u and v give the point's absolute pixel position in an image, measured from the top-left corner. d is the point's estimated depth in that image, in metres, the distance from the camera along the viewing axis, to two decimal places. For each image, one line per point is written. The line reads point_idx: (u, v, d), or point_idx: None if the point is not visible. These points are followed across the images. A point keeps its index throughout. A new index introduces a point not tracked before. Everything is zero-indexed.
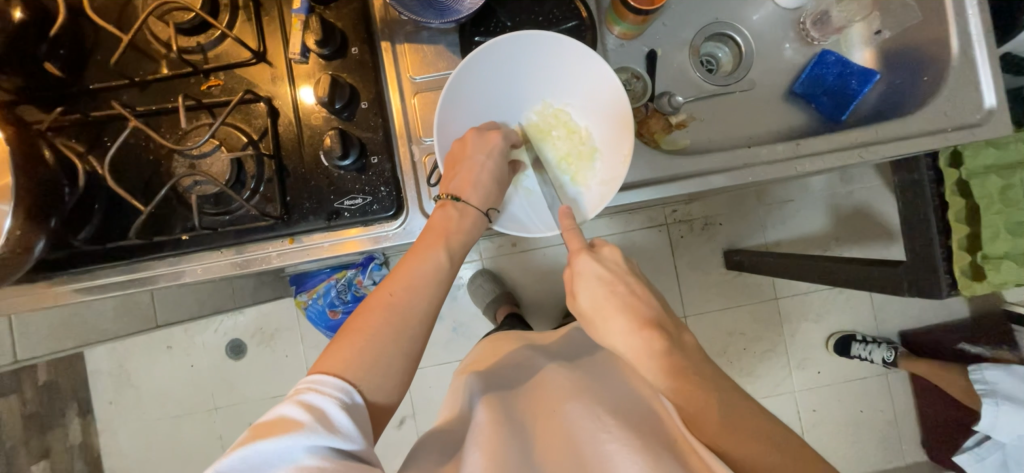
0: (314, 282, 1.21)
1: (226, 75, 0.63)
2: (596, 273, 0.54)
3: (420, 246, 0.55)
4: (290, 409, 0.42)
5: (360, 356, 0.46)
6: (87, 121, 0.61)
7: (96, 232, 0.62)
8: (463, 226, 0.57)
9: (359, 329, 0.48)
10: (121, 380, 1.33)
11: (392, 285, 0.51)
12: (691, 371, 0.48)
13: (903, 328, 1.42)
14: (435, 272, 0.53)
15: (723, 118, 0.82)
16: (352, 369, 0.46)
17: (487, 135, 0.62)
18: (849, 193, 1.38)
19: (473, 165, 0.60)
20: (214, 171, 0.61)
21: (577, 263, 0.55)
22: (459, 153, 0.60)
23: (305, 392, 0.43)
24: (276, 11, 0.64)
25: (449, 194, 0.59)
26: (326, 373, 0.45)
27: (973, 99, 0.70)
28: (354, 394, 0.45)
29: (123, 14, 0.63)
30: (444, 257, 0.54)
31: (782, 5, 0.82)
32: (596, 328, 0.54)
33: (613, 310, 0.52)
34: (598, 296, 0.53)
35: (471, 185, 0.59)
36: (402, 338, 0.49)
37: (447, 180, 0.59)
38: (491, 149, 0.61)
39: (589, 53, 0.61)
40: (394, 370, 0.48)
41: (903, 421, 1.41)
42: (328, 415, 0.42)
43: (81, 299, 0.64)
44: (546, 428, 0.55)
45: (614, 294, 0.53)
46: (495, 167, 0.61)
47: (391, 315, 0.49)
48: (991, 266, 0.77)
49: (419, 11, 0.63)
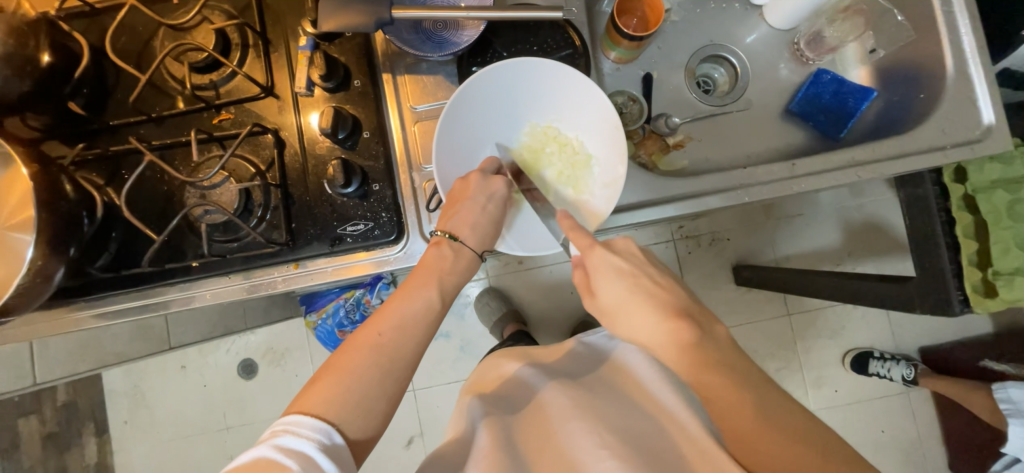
0: (324, 302, 1.23)
1: (236, 110, 0.66)
2: (614, 268, 0.55)
3: (410, 285, 0.56)
4: (264, 453, 0.42)
5: (345, 396, 0.47)
6: (107, 155, 0.64)
7: (111, 260, 0.65)
8: (456, 267, 0.59)
9: (344, 367, 0.49)
10: (136, 400, 1.36)
11: (381, 324, 0.52)
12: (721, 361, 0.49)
13: (922, 345, 1.37)
14: (424, 312, 0.54)
15: (721, 137, 0.83)
16: (335, 409, 0.47)
17: (489, 178, 0.63)
18: (859, 206, 1.36)
19: (473, 206, 0.61)
20: (223, 201, 0.63)
21: (591, 259, 0.56)
22: (460, 193, 0.62)
23: (280, 435, 0.44)
24: (283, 48, 0.67)
25: (446, 231, 0.61)
26: (304, 413, 0.46)
27: (970, 116, 0.70)
28: (334, 434, 0.45)
29: (142, 54, 0.66)
30: (435, 297, 0.56)
31: (776, 26, 0.83)
32: (622, 322, 0.54)
33: (636, 303, 0.53)
34: (620, 288, 0.54)
35: (468, 227, 0.61)
36: (388, 378, 0.50)
37: (445, 219, 0.61)
38: (493, 193, 0.62)
39: (565, 69, 0.62)
40: (375, 410, 0.48)
41: (929, 442, 1.35)
42: (304, 456, 0.42)
43: (98, 324, 0.67)
44: (543, 455, 0.56)
45: (636, 286, 0.54)
46: (495, 211, 0.62)
47: (379, 354, 0.50)
48: (1003, 282, 0.75)
49: (418, 44, 0.66)
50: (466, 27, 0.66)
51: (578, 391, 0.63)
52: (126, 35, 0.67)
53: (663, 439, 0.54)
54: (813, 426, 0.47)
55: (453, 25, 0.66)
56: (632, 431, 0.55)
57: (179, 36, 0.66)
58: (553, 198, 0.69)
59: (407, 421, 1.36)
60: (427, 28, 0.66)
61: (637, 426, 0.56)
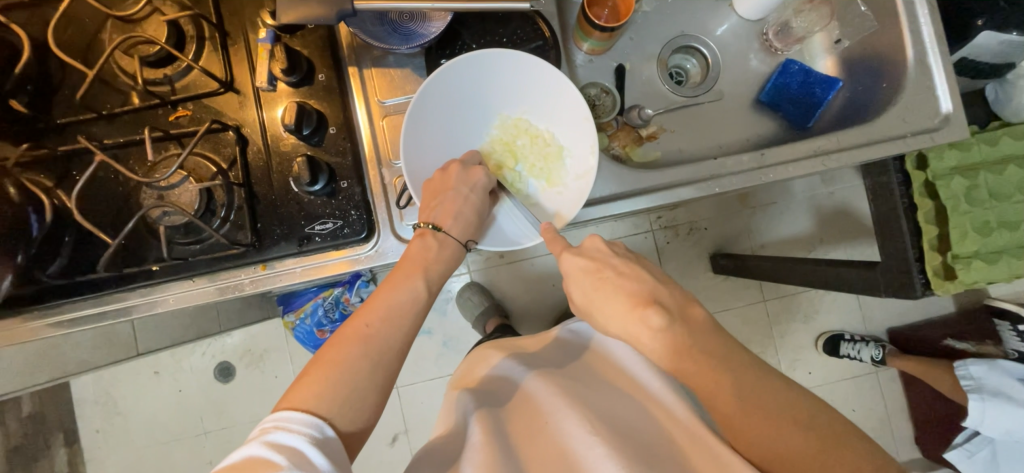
0: (302, 302, 1.20)
1: (194, 106, 0.63)
2: (582, 267, 0.56)
3: (398, 275, 0.55)
4: (255, 451, 0.41)
5: (335, 389, 0.47)
6: (55, 155, 0.61)
7: (65, 266, 0.61)
8: (441, 256, 0.58)
9: (332, 360, 0.48)
10: (106, 408, 1.31)
11: (367, 316, 0.51)
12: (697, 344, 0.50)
13: (890, 326, 1.43)
14: (412, 302, 0.53)
15: (695, 129, 0.83)
16: (325, 402, 0.46)
17: (470, 169, 0.62)
18: (830, 193, 1.40)
19: (456, 196, 0.60)
20: (182, 201, 0.60)
21: (563, 264, 0.57)
22: (440, 185, 0.61)
23: (271, 431, 0.43)
24: (242, 40, 0.64)
25: (429, 223, 0.59)
26: (294, 408, 0.45)
27: (929, 104, 0.71)
28: (325, 428, 0.45)
29: (90, 48, 0.63)
30: (422, 287, 0.55)
31: (745, 16, 0.84)
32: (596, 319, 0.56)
33: (603, 299, 0.54)
34: (589, 286, 0.55)
35: (452, 216, 0.59)
36: (378, 369, 0.49)
37: (427, 210, 0.59)
38: (473, 183, 0.61)
39: (533, 59, 0.61)
40: (367, 402, 0.48)
41: (897, 419, 1.41)
42: (296, 451, 0.42)
43: (55, 333, 0.64)
44: (534, 444, 0.57)
45: (603, 281, 0.55)
46: (478, 201, 0.61)
47: (368, 345, 0.49)
48: (961, 265, 0.79)
49: (384, 36, 0.64)
50: (433, 18, 0.64)
51: (565, 382, 0.64)
52: (71, 27, 0.63)
53: (645, 427, 0.55)
54: (789, 402, 0.48)
55: (419, 16, 0.64)
56: (620, 418, 0.56)
57: (128, 28, 0.62)
58: (526, 193, 0.69)
59: (390, 419, 1.35)
60: (393, 19, 0.64)
61: (626, 415, 0.57)
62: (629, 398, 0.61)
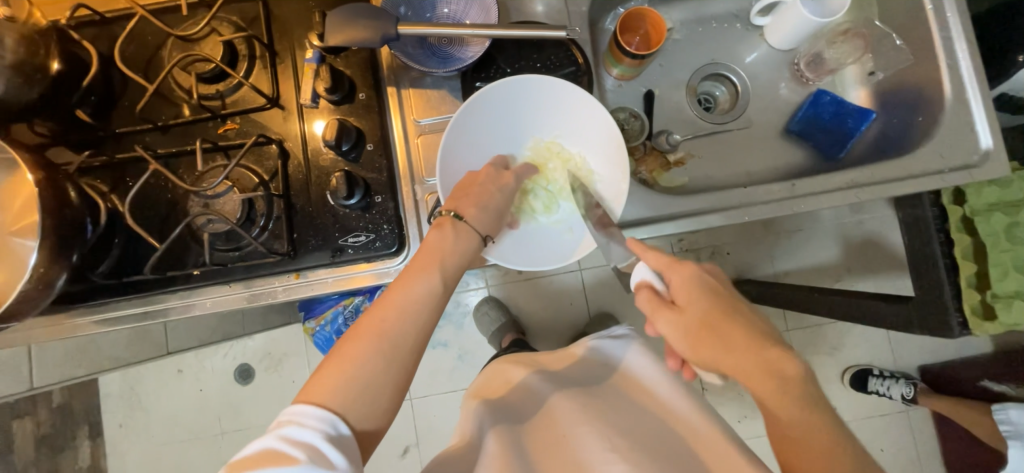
0: (323, 309, 1.22)
1: (242, 120, 0.67)
2: (691, 278, 0.54)
3: (412, 270, 0.55)
4: (271, 445, 0.43)
5: (349, 384, 0.47)
6: (113, 163, 0.65)
7: (113, 266, 0.65)
8: (459, 246, 0.59)
9: (347, 355, 0.49)
10: (129, 404, 1.34)
11: (382, 309, 0.52)
12: (805, 395, 0.44)
13: (923, 363, 1.36)
14: (426, 297, 0.54)
15: (722, 155, 0.83)
16: (337, 397, 0.47)
17: (501, 172, 0.66)
18: (860, 222, 1.36)
19: (483, 194, 0.63)
20: (226, 210, 0.63)
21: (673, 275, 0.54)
22: (468, 182, 0.63)
23: (287, 426, 0.44)
24: (290, 60, 0.68)
25: (450, 211, 0.60)
26: (309, 402, 0.46)
27: (967, 140, 0.70)
28: (338, 424, 0.46)
29: (151, 63, 0.67)
30: (437, 282, 0.55)
31: (776, 46, 0.84)
32: (694, 345, 0.51)
33: (702, 303, 0.51)
34: (693, 292, 0.53)
35: (475, 208, 0.61)
36: (392, 364, 0.50)
37: (452, 200, 0.61)
38: (502, 185, 0.65)
39: (570, 86, 0.63)
40: (382, 399, 0.49)
41: (928, 462, 1.34)
42: (311, 446, 0.43)
43: (98, 330, 0.67)
44: (553, 460, 0.57)
45: (707, 289, 0.53)
46: (504, 201, 0.64)
47: (382, 340, 0.50)
48: (1000, 304, 0.77)
49: (423, 59, 0.68)
50: (471, 44, 0.67)
51: (585, 397, 0.64)
52: (136, 43, 0.68)
53: (672, 443, 0.55)
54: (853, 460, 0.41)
55: (458, 41, 0.68)
56: (640, 435, 0.56)
57: (187, 46, 0.66)
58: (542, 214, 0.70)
59: (403, 430, 1.36)
60: (432, 43, 0.68)
61: (650, 433, 0.57)
62: (651, 415, 0.60)
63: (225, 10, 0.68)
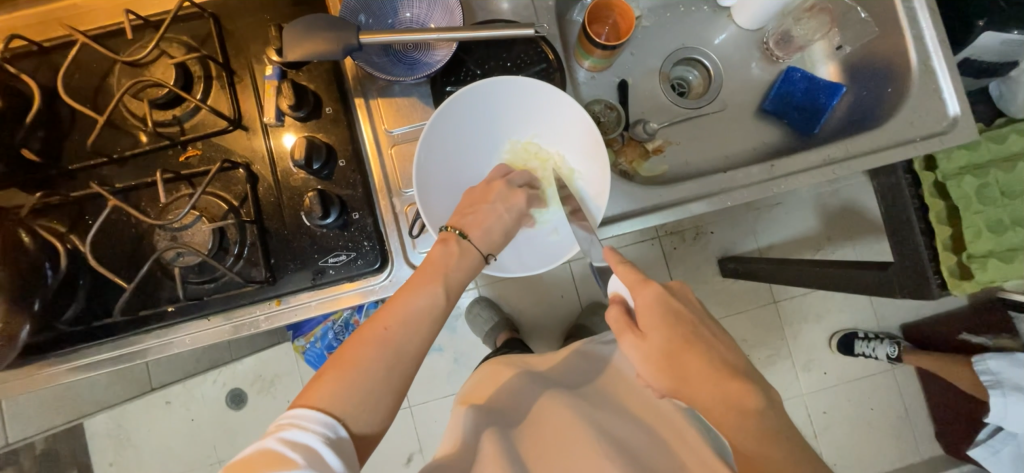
0: (311, 326, 1.19)
1: (203, 145, 0.64)
2: (657, 302, 0.53)
3: (418, 278, 0.55)
4: (269, 446, 0.41)
5: (349, 392, 0.46)
6: (69, 201, 0.61)
7: (80, 310, 0.62)
8: (462, 265, 0.57)
9: (348, 363, 0.48)
10: (118, 441, 1.30)
11: (386, 318, 0.51)
12: (760, 426, 0.44)
13: (903, 321, 1.42)
14: (430, 308, 0.52)
15: (699, 139, 0.83)
16: (338, 403, 0.45)
17: (512, 189, 0.64)
18: (836, 191, 1.39)
19: (491, 212, 0.61)
20: (195, 241, 0.60)
21: (642, 296, 0.54)
22: (480, 197, 0.63)
23: (286, 429, 0.43)
24: (249, 78, 0.65)
25: (456, 229, 0.59)
26: (310, 406, 0.45)
27: (936, 107, 0.71)
28: (339, 428, 0.44)
29: (98, 92, 0.64)
30: (440, 292, 0.54)
31: (745, 26, 0.84)
32: (657, 370, 0.51)
33: (669, 336, 0.51)
34: (660, 323, 0.52)
35: (480, 228, 0.60)
36: (394, 373, 0.48)
37: (460, 217, 0.61)
38: (512, 204, 0.63)
39: (542, 86, 0.62)
40: (382, 405, 0.47)
41: (916, 416, 1.39)
42: (310, 450, 0.42)
43: (70, 378, 0.63)
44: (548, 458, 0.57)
45: (677, 321, 0.52)
46: (511, 221, 0.62)
47: (386, 349, 0.49)
48: (976, 264, 0.78)
49: (388, 66, 0.65)
50: (438, 47, 0.65)
51: (577, 401, 0.64)
52: (80, 71, 0.64)
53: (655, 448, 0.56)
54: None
55: (424, 46, 0.65)
56: (628, 441, 0.57)
57: (136, 72, 0.63)
58: (542, 220, 0.69)
59: (405, 437, 1.34)
60: (396, 50, 0.66)
61: (636, 437, 0.58)
62: (639, 422, 0.61)
63: (173, 30, 0.64)
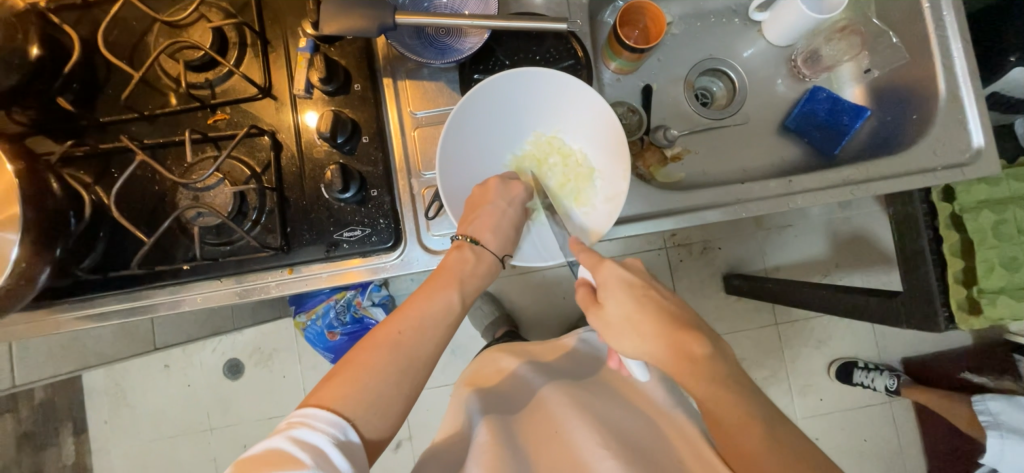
0: (314, 303, 1.20)
1: (232, 110, 0.65)
2: (623, 280, 0.52)
3: (433, 284, 0.56)
4: (278, 444, 0.41)
5: (362, 394, 0.47)
6: (97, 153, 0.63)
7: (98, 261, 0.63)
8: (477, 270, 0.59)
9: (362, 363, 0.49)
10: (115, 400, 1.31)
11: (401, 323, 0.52)
12: (717, 373, 0.48)
13: (906, 356, 1.39)
14: (445, 313, 0.54)
15: (718, 150, 0.84)
16: (350, 404, 0.46)
17: (508, 183, 0.64)
18: (848, 218, 1.38)
19: (494, 211, 0.62)
20: (217, 203, 0.62)
21: (601, 274, 0.53)
22: (480, 199, 0.62)
23: (297, 427, 0.43)
24: (282, 48, 0.66)
25: (467, 236, 0.60)
26: (321, 406, 0.46)
27: (961, 138, 0.71)
28: (349, 430, 0.45)
29: (135, 50, 0.65)
30: (456, 298, 0.56)
31: (774, 41, 0.84)
32: (621, 339, 0.51)
33: (647, 318, 0.50)
34: (628, 306, 0.51)
35: (490, 230, 0.61)
36: (405, 377, 0.49)
37: (466, 223, 0.61)
38: (512, 198, 0.64)
39: (571, 81, 0.62)
40: (393, 410, 0.48)
41: (910, 451, 1.38)
42: (319, 451, 0.42)
43: (83, 326, 0.65)
44: (548, 456, 0.56)
45: (645, 300, 0.51)
46: (515, 215, 0.63)
47: (399, 353, 0.50)
48: (986, 300, 0.78)
49: (419, 49, 0.66)
50: (469, 34, 0.66)
51: (577, 393, 0.65)
52: (119, 29, 0.65)
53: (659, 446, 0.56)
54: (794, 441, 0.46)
55: (456, 32, 0.66)
56: (627, 434, 0.57)
57: (175, 32, 0.64)
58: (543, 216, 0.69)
59: None
60: (428, 34, 0.66)
61: (632, 429, 0.58)
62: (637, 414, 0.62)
63: None
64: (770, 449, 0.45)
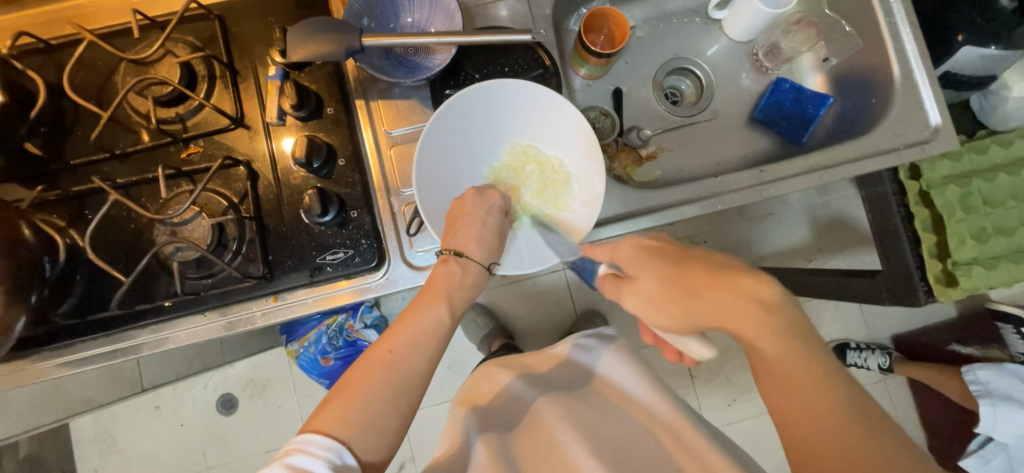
0: (305, 330, 1.18)
1: (205, 142, 0.65)
2: (648, 252, 0.54)
3: (422, 300, 0.56)
4: None
5: (357, 415, 0.46)
6: (69, 195, 0.62)
7: (75, 305, 0.62)
8: (464, 282, 0.59)
9: (355, 385, 0.48)
10: (105, 447, 1.28)
11: (392, 340, 0.52)
12: (778, 323, 0.47)
13: (894, 333, 1.42)
14: (436, 329, 0.54)
15: (692, 146, 0.85)
16: (346, 427, 0.46)
17: (486, 192, 0.65)
18: (826, 202, 1.41)
19: (474, 221, 0.62)
20: (195, 237, 0.61)
21: (623, 253, 0.56)
22: (459, 211, 0.62)
23: (292, 454, 0.43)
24: (252, 77, 0.66)
25: (450, 249, 0.60)
26: (316, 431, 0.45)
27: (919, 118, 0.74)
28: (345, 454, 0.44)
29: (103, 90, 0.65)
30: (446, 313, 0.56)
31: (735, 38, 0.87)
32: (659, 310, 0.52)
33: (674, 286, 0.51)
34: (656, 273, 0.53)
35: (473, 241, 0.61)
36: (400, 394, 0.49)
37: (448, 237, 0.61)
38: (490, 206, 0.64)
39: (540, 89, 0.63)
40: (389, 429, 0.48)
41: (908, 426, 1.40)
42: None
43: (65, 372, 0.64)
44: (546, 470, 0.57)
45: (675, 266, 0.52)
46: (496, 223, 0.64)
47: (392, 371, 0.50)
48: (961, 271, 0.80)
49: (389, 69, 0.67)
50: (437, 51, 0.67)
51: (571, 405, 0.65)
52: (85, 70, 0.65)
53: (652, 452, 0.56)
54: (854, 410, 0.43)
55: (424, 50, 0.67)
56: (620, 443, 0.58)
57: (142, 70, 0.64)
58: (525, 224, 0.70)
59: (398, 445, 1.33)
60: (398, 53, 0.68)
61: (625, 436, 0.59)
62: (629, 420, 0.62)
63: (179, 30, 0.66)
64: (825, 399, 0.43)
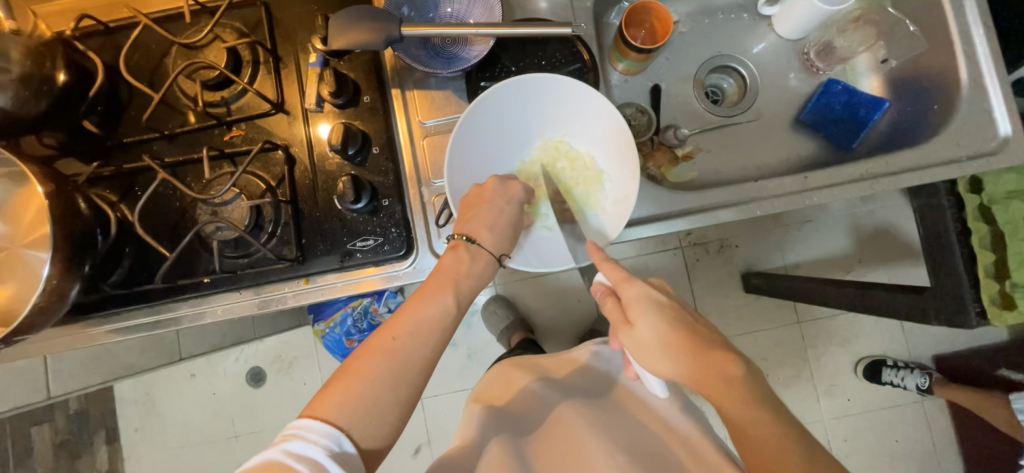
0: (331, 311, 1.21)
1: (247, 126, 0.67)
2: (650, 300, 0.54)
3: (426, 289, 0.56)
4: (273, 457, 0.42)
5: (357, 403, 0.47)
6: (121, 172, 0.65)
7: (124, 276, 0.66)
8: (472, 270, 0.59)
9: (356, 372, 0.49)
10: (144, 408, 1.36)
11: (395, 328, 0.52)
12: (753, 391, 0.47)
13: (937, 353, 1.34)
14: (439, 317, 0.54)
15: (731, 148, 0.82)
16: (345, 414, 0.47)
17: (507, 182, 0.64)
18: (871, 212, 1.34)
19: (491, 209, 0.62)
20: (235, 217, 0.63)
21: (628, 292, 0.55)
22: (477, 198, 0.62)
23: (290, 440, 0.44)
24: (293, 64, 0.68)
25: (462, 234, 0.60)
26: (315, 418, 0.46)
27: (986, 127, 0.69)
28: (344, 441, 0.45)
29: (155, 72, 0.67)
30: (450, 301, 0.56)
31: (786, 36, 0.83)
32: (652, 358, 0.52)
33: (674, 338, 0.51)
34: (655, 324, 0.52)
35: (486, 228, 0.60)
36: (402, 384, 0.50)
37: (462, 221, 0.61)
38: (510, 197, 0.64)
39: (578, 85, 0.62)
40: (390, 417, 0.48)
41: (947, 453, 1.32)
42: (313, 462, 0.43)
43: (112, 339, 0.68)
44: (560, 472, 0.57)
45: (672, 319, 0.52)
46: (512, 214, 0.63)
47: (393, 359, 0.50)
48: (1019, 294, 0.74)
49: (426, 60, 0.67)
50: (475, 43, 0.66)
51: (592, 412, 0.65)
52: (140, 52, 0.68)
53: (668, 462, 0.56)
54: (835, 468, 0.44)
55: (461, 41, 0.67)
56: (636, 453, 0.57)
57: (191, 54, 0.67)
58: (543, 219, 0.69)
59: (414, 428, 1.36)
60: (435, 43, 0.67)
61: (644, 448, 0.59)
62: (649, 433, 0.62)
63: (227, 16, 0.68)
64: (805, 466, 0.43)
